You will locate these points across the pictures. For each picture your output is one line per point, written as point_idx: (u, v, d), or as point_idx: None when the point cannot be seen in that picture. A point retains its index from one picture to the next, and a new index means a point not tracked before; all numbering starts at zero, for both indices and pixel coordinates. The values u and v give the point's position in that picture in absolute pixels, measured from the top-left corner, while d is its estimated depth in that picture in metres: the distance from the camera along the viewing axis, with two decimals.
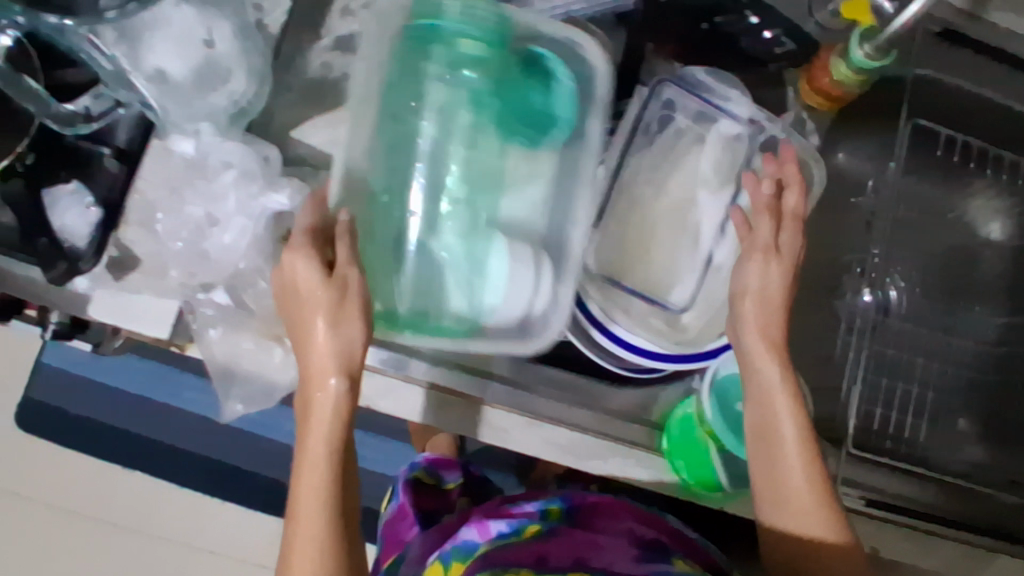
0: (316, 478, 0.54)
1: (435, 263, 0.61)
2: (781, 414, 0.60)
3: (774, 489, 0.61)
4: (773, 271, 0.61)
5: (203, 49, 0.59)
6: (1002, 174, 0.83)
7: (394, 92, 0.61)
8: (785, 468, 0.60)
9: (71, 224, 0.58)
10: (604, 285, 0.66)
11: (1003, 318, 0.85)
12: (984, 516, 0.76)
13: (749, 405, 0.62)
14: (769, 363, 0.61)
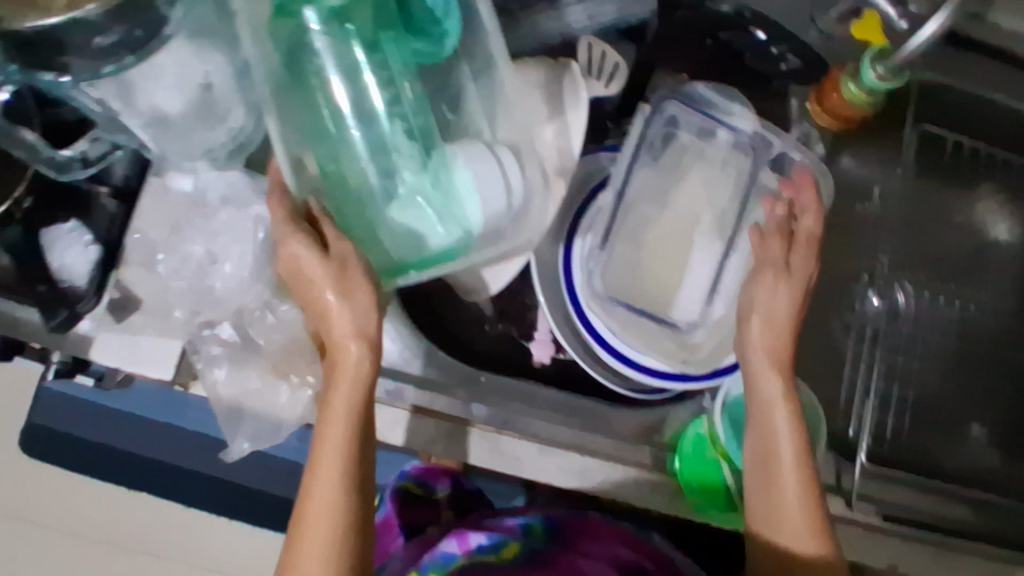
0: (329, 483, 0.55)
1: (400, 202, 0.56)
2: (785, 437, 0.60)
3: (766, 511, 0.61)
4: (783, 292, 0.62)
5: (200, 90, 0.58)
6: (1005, 176, 0.85)
7: (287, 59, 0.56)
8: (783, 491, 0.60)
9: (71, 264, 0.59)
10: (606, 303, 0.65)
11: (1011, 323, 0.85)
12: (1002, 524, 0.76)
13: (754, 422, 0.62)
14: (778, 387, 0.61)
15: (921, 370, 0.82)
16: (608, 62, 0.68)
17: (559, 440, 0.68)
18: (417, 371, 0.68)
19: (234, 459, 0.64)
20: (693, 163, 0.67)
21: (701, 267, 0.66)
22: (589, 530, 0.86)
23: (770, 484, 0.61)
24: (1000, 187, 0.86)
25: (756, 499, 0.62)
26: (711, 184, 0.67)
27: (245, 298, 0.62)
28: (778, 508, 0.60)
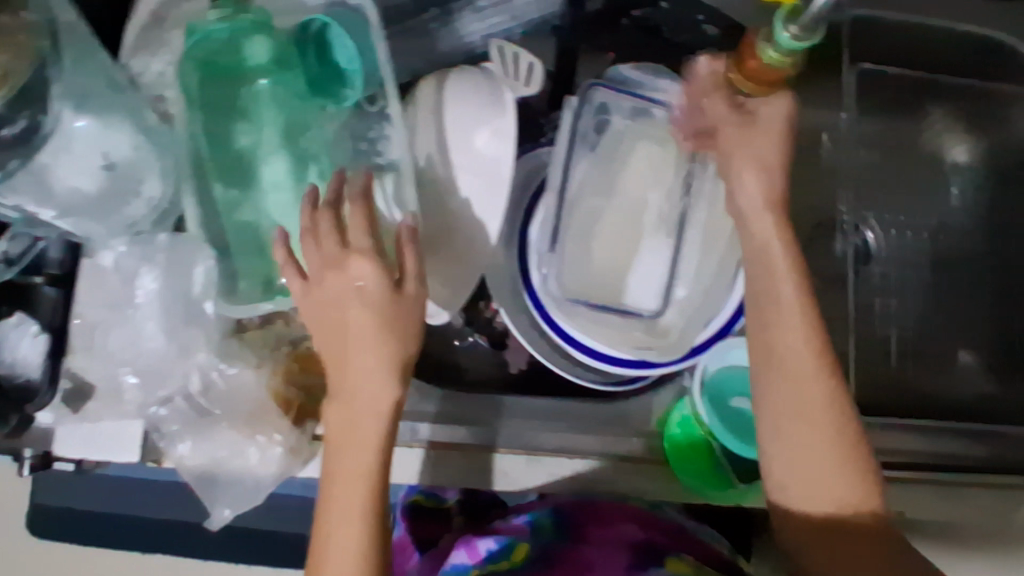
0: (351, 488, 0.54)
1: (290, 237, 0.58)
2: (801, 365, 0.57)
3: (790, 452, 0.58)
4: (758, 144, 0.59)
5: (104, 171, 0.58)
6: (953, 101, 0.83)
7: (200, 112, 0.59)
8: (793, 372, 0.58)
9: (24, 356, 0.57)
10: (566, 305, 0.64)
11: (985, 245, 0.83)
12: (1010, 450, 0.74)
13: (762, 360, 0.58)
14: (792, 317, 0.57)
15: (898, 310, 0.81)
16: (523, 63, 0.66)
17: (549, 445, 0.68)
18: None
19: (217, 528, 0.63)
20: (630, 144, 0.66)
21: (658, 250, 0.66)
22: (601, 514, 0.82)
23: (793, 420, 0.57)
24: (952, 111, 0.84)
25: (776, 442, 0.58)
26: (652, 161, 0.66)
27: (197, 365, 0.59)
28: (803, 444, 0.57)
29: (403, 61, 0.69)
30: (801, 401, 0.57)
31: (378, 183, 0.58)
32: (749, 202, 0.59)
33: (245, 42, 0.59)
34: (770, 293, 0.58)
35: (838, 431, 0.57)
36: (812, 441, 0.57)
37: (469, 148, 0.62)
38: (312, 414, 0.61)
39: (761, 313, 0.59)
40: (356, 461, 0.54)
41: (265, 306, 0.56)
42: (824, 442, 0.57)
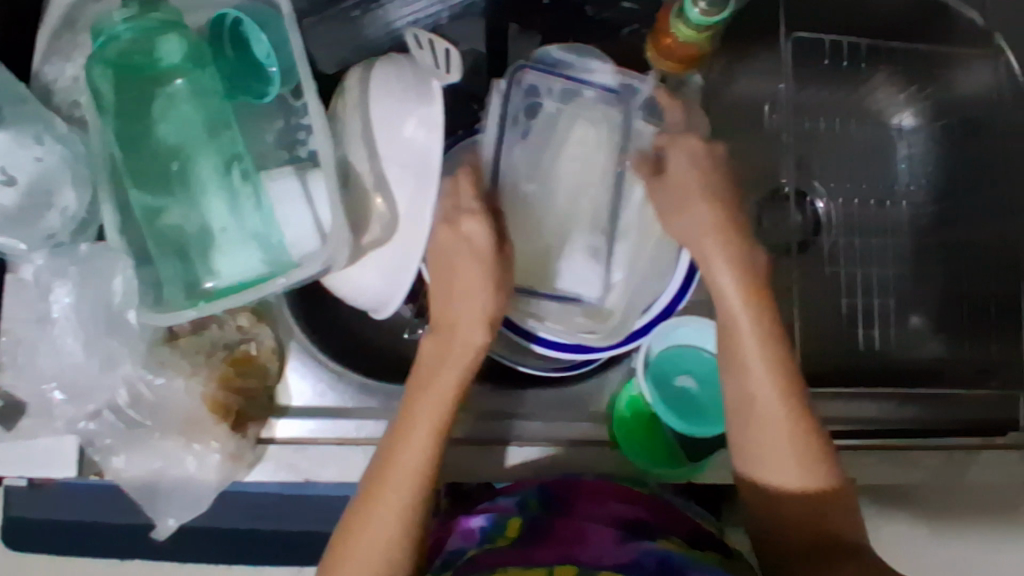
0: (399, 489, 0.56)
1: (216, 241, 0.56)
2: (762, 377, 0.57)
3: (764, 453, 0.58)
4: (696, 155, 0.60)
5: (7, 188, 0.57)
6: (893, 64, 0.82)
7: (118, 119, 0.57)
8: (750, 382, 0.58)
9: None
10: (515, 298, 0.62)
11: (933, 206, 0.82)
12: (953, 414, 0.74)
13: (727, 369, 0.59)
14: (742, 321, 0.58)
15: (847, 278, 0.80)
16: (438, 53, 0.63)
17: (505, 433, 0.68)
18: (336, 403, 0.65)
19: (162, 537, 0.62)
20: (561, 124, 0.65)
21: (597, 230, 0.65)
22: (593, 495, 0.66)
23: (767, 423, 0.57)
24: (897, 76, 0.83)
25: (746, 445, 0.59)
26: (585, 142, 0.65)
27: (126, 376, 0.58)
28: (778, 446, 0.57)
29: (332, 54, 0.67)
30: (772, 403, 0.57)
31: (303, 181, 0.55)
32: (678, 193, 0.60)
33: (159, 40, 0.57)
34: (726, 299, 0.58)
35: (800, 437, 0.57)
36: (781, 443, 0.57)
37: (395, 138, 0.60)
38: (252, 418, 0.60)
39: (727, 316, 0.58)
40: (416, 464, 0.57)
41: (187, 313, 0.54)
42: (795, 443, 0.57)
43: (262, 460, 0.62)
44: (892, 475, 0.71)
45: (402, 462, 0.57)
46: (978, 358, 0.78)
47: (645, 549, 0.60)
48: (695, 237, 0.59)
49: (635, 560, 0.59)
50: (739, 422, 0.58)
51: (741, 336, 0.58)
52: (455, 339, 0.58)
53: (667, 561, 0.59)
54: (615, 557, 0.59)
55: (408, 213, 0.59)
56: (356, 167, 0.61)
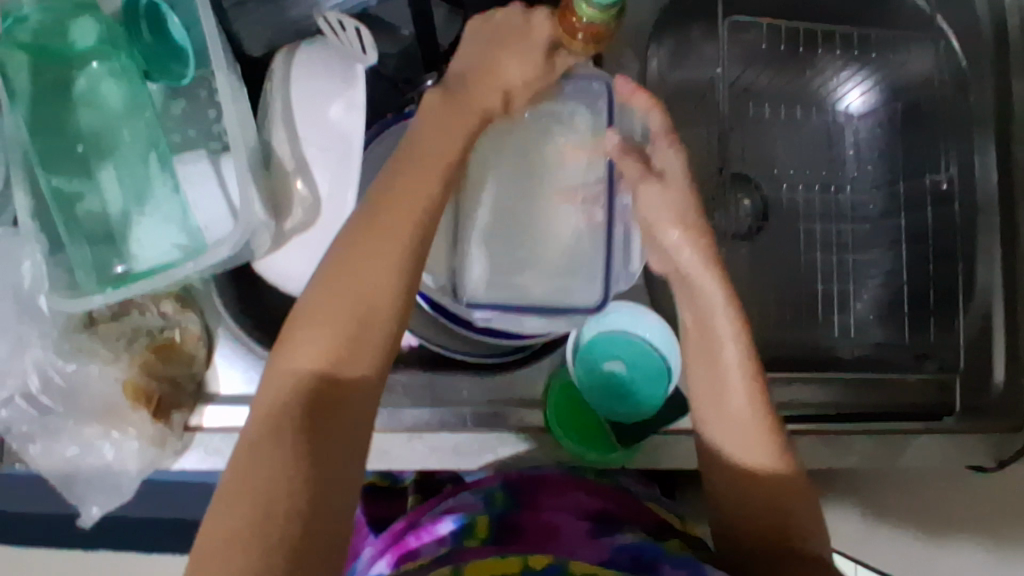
0: (354, 287, 0.51)
1: (136, 226, 0.58)
2: (736, 364, 0.58)
3: (726, 436, 0.59)
4: (653, 197, 0.62)
5: None
6: (837, 48, 0.81)
7: (36, 99, 0.57)
8: (725, 371, 0.59)
9: None
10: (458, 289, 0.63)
11: (881, 188, 0.81)
12: (891, 400, 0.75)
13: (700, 357, 0.60)
14: (721, 318, 0.59)
15: (790, 264, 0.80)
16: (349, 31, 0.59)
17: (435, 421, 0.67)
18: None
19: (87, 526, 0.62)
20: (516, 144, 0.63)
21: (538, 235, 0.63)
22: (556, 488, 0.68)
23: (728, 412, 0.58)
24: (840, 60, 0.82)
25: (722, 434, 0.59)
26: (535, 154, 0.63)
27: (36, 363, 0.57)
28: (738, 435, 0.58)
29: (257, 36, 0.66)
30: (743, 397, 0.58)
31: (216, 168, 0.58)
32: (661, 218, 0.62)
33: (70, 22, 0.56)
34: (703, 304, 0.60)
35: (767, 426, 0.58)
36: (744, 435, 0.58)
37: (320, 119, 0.60)
38: (177, 405, 0.60)
39: (702, 329, 0.60)
40: (377, 270, 0.51)
41: (97, 299, 0.54)
42: (758, 436, 0.58)
43: (188, 448, 0.61)
44: (848, 459, 0.70)
45: (362, 261, 0.51)
46: (919, 343, 0.78)
47: (618, 545, 0.59)
48: (689, 275, 0.61)
49: (608, 557, 0.58)
50: (710, 409, 0.59)
51: (718, 330, 0.59)
52: (457, 121, 0.57)
53: (640, 556, 0.57)
54: (589, 552, 0.58)
55: (331, 194, 0.60)
56: (277, 151, 0.61)
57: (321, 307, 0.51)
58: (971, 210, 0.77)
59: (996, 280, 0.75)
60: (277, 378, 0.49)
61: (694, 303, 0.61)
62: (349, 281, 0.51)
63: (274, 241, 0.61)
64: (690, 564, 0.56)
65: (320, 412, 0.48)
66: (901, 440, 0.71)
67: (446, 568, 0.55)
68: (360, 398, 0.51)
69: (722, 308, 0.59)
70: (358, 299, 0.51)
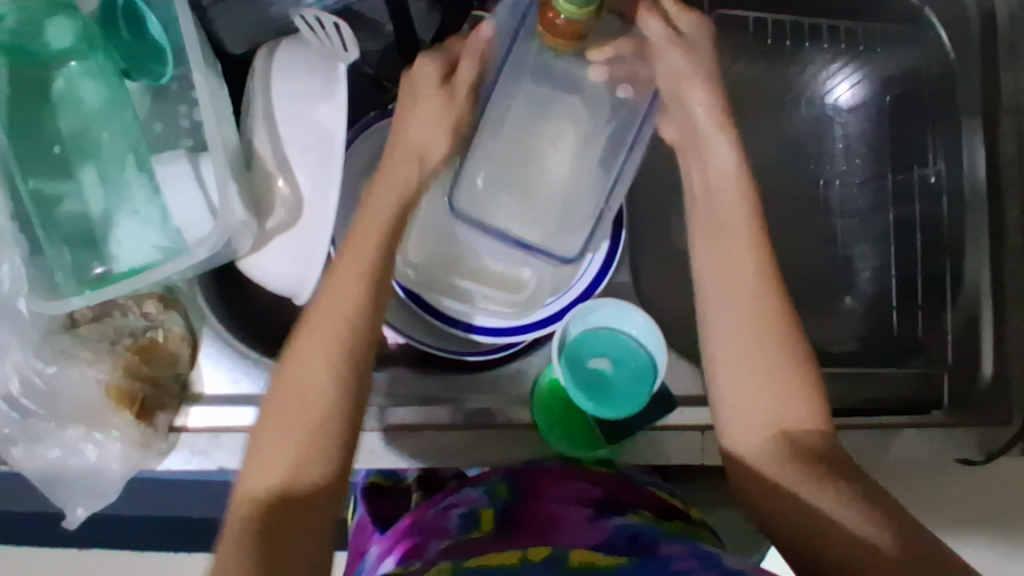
0: (292, 403, 0.52)
1: (117, 226, 0.58)
2: (745, 251, 0.57)
3: (734, 381, 0.55)
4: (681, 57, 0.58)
5: None
6: (824, 42, 0.81)
7: (19, 104, 0.57)
8: (731, 253, 0.57)
9: None
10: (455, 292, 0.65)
11: (867, 181, 0.81)
12: (884, 395, 0.75)
13: (710, 256, 0.58)
14: (733, 196, 0.58)
15: (779, 258, 0.80)
16: (329, 28, 0.58)
17: (422, 420, 0.66)
18: (250, 391, 0.64)
19: (71, 527, 0.62)
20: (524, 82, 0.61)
21: (532, 161, 0.63)
22: (557, 477, 0.68)
23: (738, 343, 0.55)
24: (828, 54, 0.81)
25: (738, 371, 0.55)
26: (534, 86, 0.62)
27: (16, 367, 0.57)
28: (751, 379, 0.55)
29: (240, 36, 0.66)
30: (755, 321, 0.55)
31: (195, 166, 0.57)
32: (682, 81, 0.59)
33: (47, 24, 0.57)
34: (715, 198, 0.59)
35: (783, 335, 0.55)
36: (758, 370, 0.55)
37: (305, 118, 0.59)
38: (161, 407, 0.59)
39: (713, 230, 0.58)
40: (312, 382, 0.52)
41: (74, 301, 0.54)
42: (777, 370, 0.55)
43: (175, 448, 0.61)
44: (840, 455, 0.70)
45: (304, 364, 0.53)
46: (906, 337, 0.77)
47: (618, 527, 0.60)
48: (699, 133, 0.60)
49: (607, 539, 0.58)
50: (726, 308, 0.56)
51: (727, 213, 0.58)
52: (400, 178, 0.56)
53: (638, 536, 0.59)
54: (590, 537, 0.59)
55: (313, 195, 0.59)
56: (260, 151, 0.60)
57: (270, 436, 0.52)
58: (959, 206, 0.76)
59: (982, 275, 0.75)
60: (238, 506, 0.51)
61: (710, 183, 0.59)
62: (286, 404, 0.52)
63: (257, 242, 0.60)
64: (687, 543, 0.57)
65: (286, 540, 0.50)
66: (891, 434, 0.70)
67: (445, 564, 0.55)
68: (319, 500, 0.52)
69: (738, 221, 0.58)
70: (305, 400, 0.52)
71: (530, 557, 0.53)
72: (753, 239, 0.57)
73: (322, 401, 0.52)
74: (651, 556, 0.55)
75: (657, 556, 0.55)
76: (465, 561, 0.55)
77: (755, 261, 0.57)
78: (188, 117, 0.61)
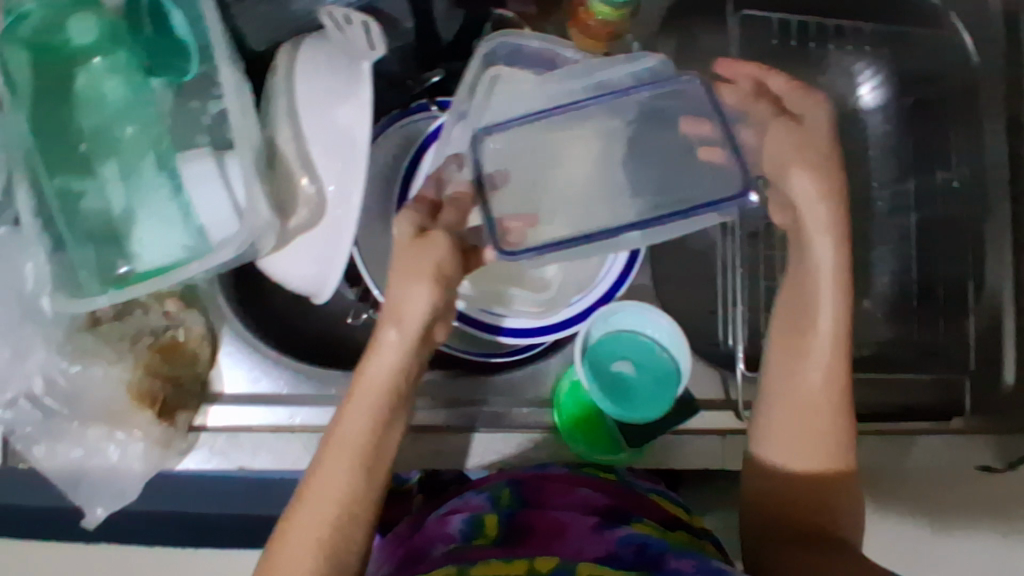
0: (323, 503, 0.50)
1: (138, 225, 0.57)
2: (829, 324, 0.58)
3: (786, 442, 0.59)
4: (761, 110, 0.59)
5: None
6: (847, 45, 0.79)
7: (44, 100, 0.57)
8: (814, 323, 0.58)
9: None
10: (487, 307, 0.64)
11: (891, 185, 0.79)
12: (909, 401, 0.75)
13: (797, 306, 0.59)
14: (829, 264, 0.57)
15: None
16: (356, 25, 0.60)
17: (442, 419, 0.67)
18: (271, 390, 0.63)
19: (93, 526, 0.62)
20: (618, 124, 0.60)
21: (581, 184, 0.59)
22: (563, 483, 0.65)
23: (796, 422, 0.58)
24: (853, 55, 0.80)
25: (783, 433, 0.59)
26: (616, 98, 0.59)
27: (40, 365, 0.57)
28: (801, 441, 0.58)
29: (263, 33, 0.66)
30: (817, 409, 0.58)
31: (220, 165, 0.57)
32: (790, 156, 0.58)
33: (72, 20, 0.58)
34: (808, 258, 0.58)
35: (835, 414, 0.58)
36: (806, 442, 0.58)
37: (326, 120, 0.58)
38: (181, 406, 0.59)
39: (801, 284, 0.59)
40: (339, 480, 0.51)
41: (99, 300, 0.54)
42: (818, 436, 0.58)
43: (194, 448, 0.61)
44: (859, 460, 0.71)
45: (342, 444, 0.51)
46: (928, 340, 0.76)
47: (624, 536, 0.58)
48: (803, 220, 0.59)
49: (613, 550, 0.56)
50: (785, 379, 0.59)
51: (818, 281, 0.58)
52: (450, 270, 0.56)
53: (645, 548, 0.56)
54: (595, 546, 0.57)
55: (337, 193, 0.59)
56: (282, 149, 0.60)
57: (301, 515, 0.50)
58: (983, 210, 0.76)
59: (1006, 277, 0.75)
60: None
61: (806, 262, 0.59)
62: (311, 507, 0.50)
63: (278, 241, 0.60)
64: (695, 557, 0.55)
65: None
66: (908, 438, 0.72)
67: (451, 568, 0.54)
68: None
69: (830, 311, 0.57)
70: (332, 484, 0.51)
71: (536, 568, 0.53)
72: (839, 307, 0.57)
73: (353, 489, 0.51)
74: (657, 572, 0.53)
75: (664, 571, 0.53)
76: (472, 566, 0.53)
77: (828, 359, 0.57)
78: (209, 114, 0.59)
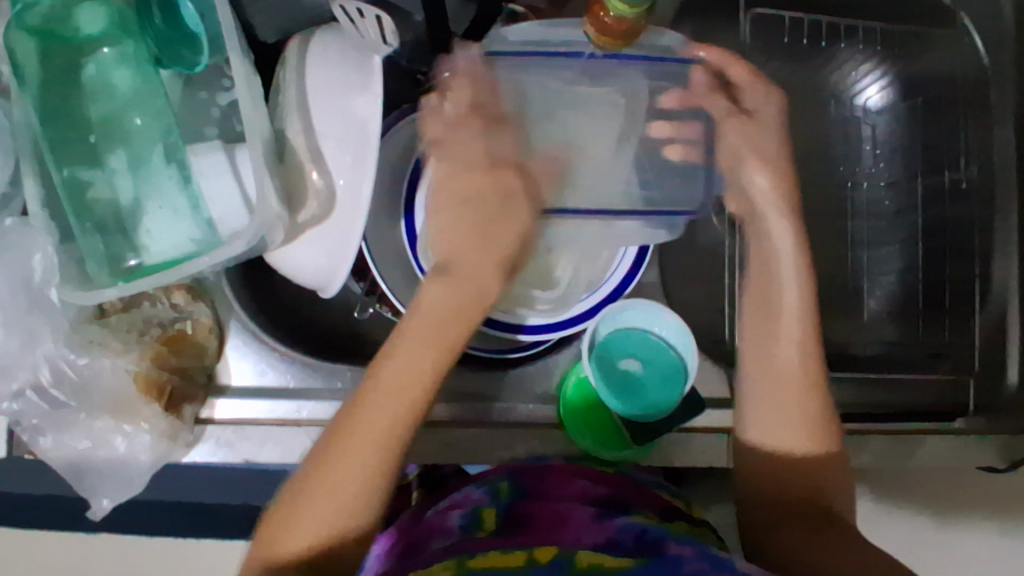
0: (345, 481, 0.50)
1: (147, 216, 0.57)
2: (792, 318, 0.58)
3: (767, 425, 0.58)
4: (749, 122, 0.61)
5: None
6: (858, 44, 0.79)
7: (52, 90, 0.57)
8: (781, 317, 0.59)
9: None
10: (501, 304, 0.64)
11: (897, 184, 0.79)
12: (913, 400, 0.75)
13: (757, 296, 0.60)
14: (791, 263, 0.59)
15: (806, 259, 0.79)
16: (369, 18, 0.58)
17: (447, 414, 0.67)
18: (277, 383, 0.63)
19: (97, 519, 0.62)
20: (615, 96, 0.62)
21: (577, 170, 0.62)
22: (560, 476, 0.64)
23: (775, 405, 0.58)
24: (861, 54, 0.80)
25: (763, 414, 0.59)
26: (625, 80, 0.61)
27: (48, 356, 0.57)
28: (783, 425, 0.58)
29: (273, 25, 0.66)
30: (791, 392, 0.58)
31: (230, 156, 0.56)
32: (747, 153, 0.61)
33: (79, 9, 0.57)
34: (771, 256, 0.60)
35: (809, 401, 0.58)
36: (787, 424, 0.58)
37: (338, 110, 0.58)
38: (187, 399, 0.59)
39: (767, 280, 0.60)
40: (363, 459, 0.50)
41: (107, 292, 0.53)
42: (800, 418, 0.58)
43: (199, 441, 0.61)
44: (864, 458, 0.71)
45: (369, 421, 0.51)
46: (932, 341, 0.77)
47: (623, 525, 0.57)
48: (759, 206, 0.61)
49: (613, 538, 0.55)
50: (758, 366, 0.59)
51: (782, 276, 0.59)
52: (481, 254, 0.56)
53: (644, 535, 0.56)
54: (595, 535, 0.56)
55: (347, 186, 0.58)
56: (292, 142, 0.59)
57: (317, 490, 0.50)
58: (989, 212, 0.76)
59: (1011, 280, 0.75)
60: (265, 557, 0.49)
61: (766, 254, 0.60)
62: (330, 482, 0.50)
63: (288, 235, 0.60)
64: (695, 543, 0.55)
65: None
66: (917, 439, 0.71)
67: (449, 559, 0.52)
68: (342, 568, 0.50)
69: (794, 310, 0.58)
70: (355, 462, 0.50)
71: (538, 558, 0.52)
72: (804, 303, 0.59)
73: (378, 468, 0.51)
74: (659, 557, 0.53)
75: (666, 557, 0.53)
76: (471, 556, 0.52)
77: (800, 349, 0.58)
78: (218, 105, 0.61)
